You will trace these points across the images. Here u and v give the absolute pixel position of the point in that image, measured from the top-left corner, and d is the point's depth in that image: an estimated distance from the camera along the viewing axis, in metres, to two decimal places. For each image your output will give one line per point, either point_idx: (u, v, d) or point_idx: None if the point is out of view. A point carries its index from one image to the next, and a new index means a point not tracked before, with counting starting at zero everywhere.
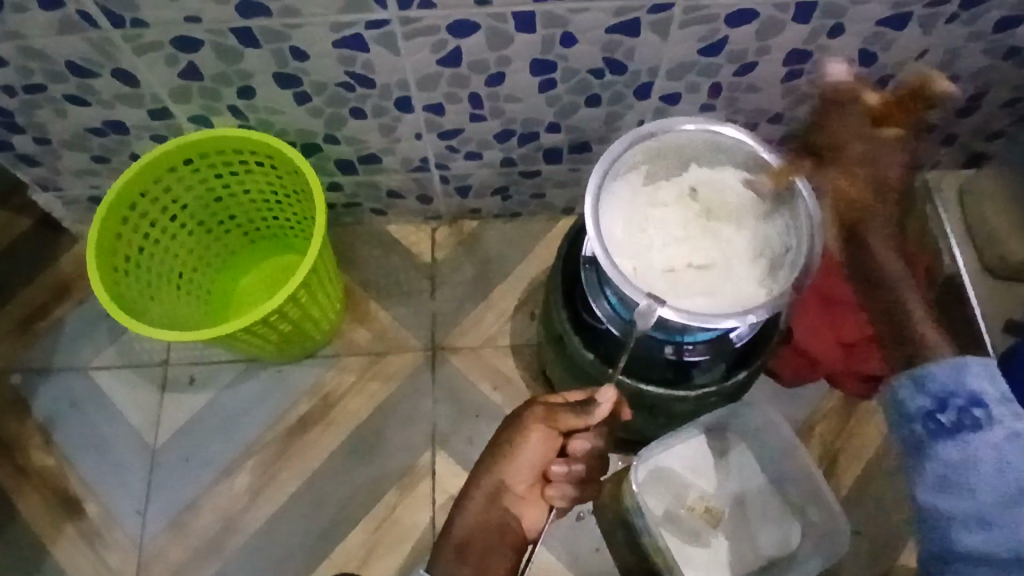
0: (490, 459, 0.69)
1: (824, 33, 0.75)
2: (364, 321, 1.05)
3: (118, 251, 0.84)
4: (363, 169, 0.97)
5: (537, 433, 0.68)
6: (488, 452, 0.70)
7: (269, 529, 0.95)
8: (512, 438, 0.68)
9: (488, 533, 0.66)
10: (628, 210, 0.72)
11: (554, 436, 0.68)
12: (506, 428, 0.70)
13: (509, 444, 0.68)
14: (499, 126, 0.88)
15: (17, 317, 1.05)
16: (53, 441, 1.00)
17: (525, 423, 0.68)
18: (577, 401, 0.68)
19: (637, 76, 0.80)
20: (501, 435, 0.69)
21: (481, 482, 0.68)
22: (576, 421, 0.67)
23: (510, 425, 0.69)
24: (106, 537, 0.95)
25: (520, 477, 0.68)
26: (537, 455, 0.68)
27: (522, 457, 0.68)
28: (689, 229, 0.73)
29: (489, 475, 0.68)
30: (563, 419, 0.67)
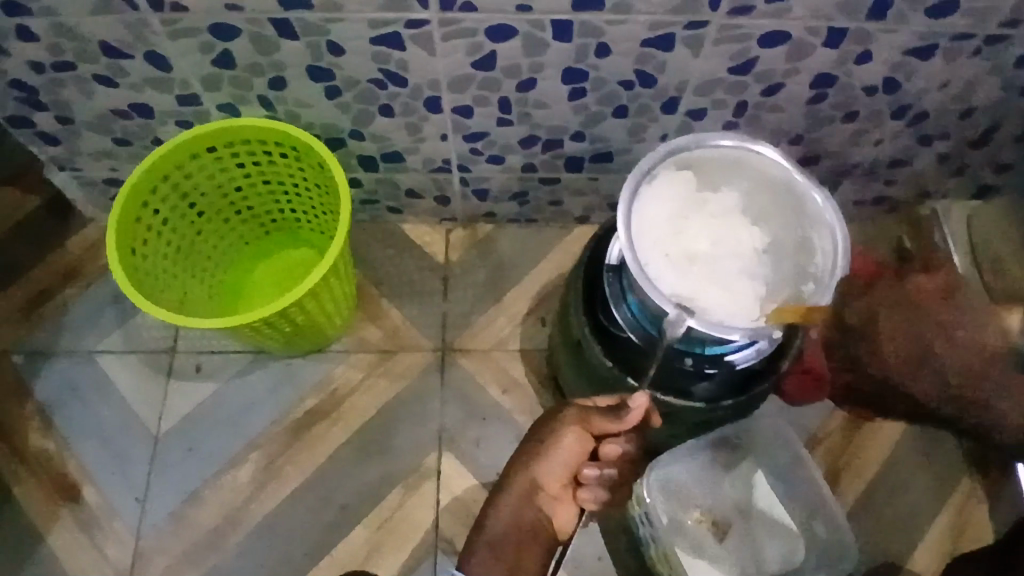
0: (526, 459, 0.70)
1: (851, 58, 0.76)
2: (376, 318, 1.05)
3: (136, 235, 0.84)
4: (385, 167, 0.97)
5: (572, 437, 0.70)
6: (523, 451, 0.71)
7: (271, 523, 0.95)
8: (546, 442, 0.70)
9: (523, 530, 0.68)
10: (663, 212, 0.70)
11: (587, 438, 0.70)
12: (541, 431, 0.71)
13: (544, 447, 0.70)
14: (525, 131, 0.89)
15: (23, 298, 1.04)
16: (54, 425, 0.98)
17: (561, 427, 0.70)
18: (608, 405, 0.70)
19: (665, 90, 0.82)
20: (535, 434, 0.71)
21: (515, 481, 0.69)
22: (608, 424, 0.69)
23: (544, 427, 0.71)
24: (104, 524, 0.94)
25: (553, 478, 0.70)
26: (572, 458, 0.70)
27: (557, 461, 0.70)
28: (724, 238, 0.71)
29: (524, 475, 0.69)
30: (597, 424, 0.69)
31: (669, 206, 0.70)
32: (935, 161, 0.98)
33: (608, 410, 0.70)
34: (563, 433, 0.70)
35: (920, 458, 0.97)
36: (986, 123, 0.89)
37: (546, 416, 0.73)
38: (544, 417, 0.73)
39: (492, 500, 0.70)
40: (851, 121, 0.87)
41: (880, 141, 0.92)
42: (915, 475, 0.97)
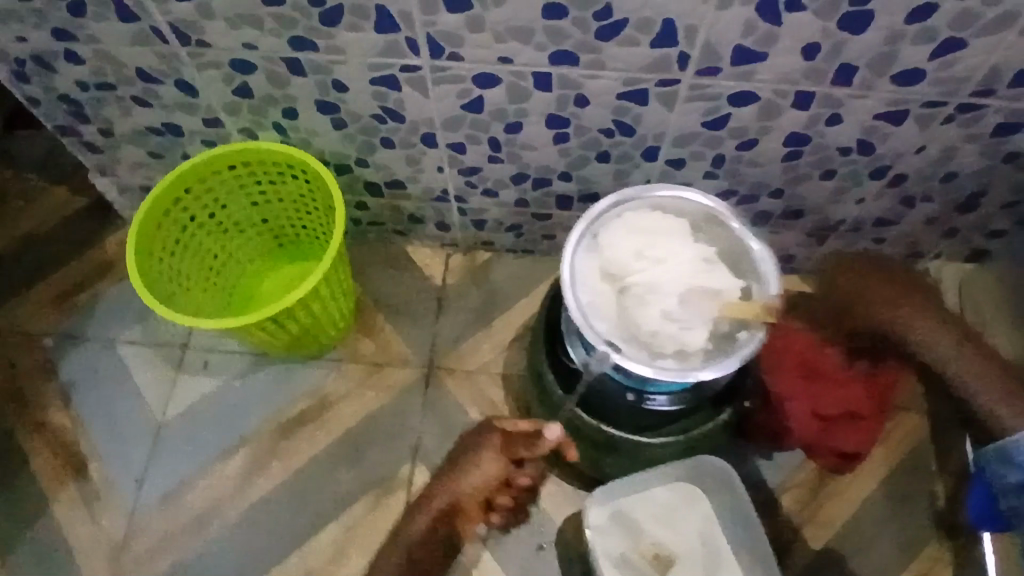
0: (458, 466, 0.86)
1: (822, 121, 0.80)
2: (370, 333, 1.12)
3: (156, 238, 0.93)
4: (388, 192, 1.04)
5: (496, 455, 0.83)
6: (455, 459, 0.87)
7: (250, 516, 1.01)
8: (475, 454, 0.84)
9: (432, 540, 0.89)
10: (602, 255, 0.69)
11: (506, 463, 0.84)
12: (471, 445, 0.86)
13: (473, 458, 0.85)
14: (515, 169, 0.95)
15: (59, 287, 1.15)
16: (71, 404, 1.08)
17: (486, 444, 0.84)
18: (529, 432, 0.82)
19: (644, 140, 0.86)
20: (465, 452, 0.85)
21: (440, 498, 0.86)
22: (526, 451, 0.82)
23: (473, 442, 0.86)
24: (104, 499, 1.03)
25: (470, 502, 0.85)
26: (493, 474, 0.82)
27: (482, 474, 0.83)
28: (663, 274, 0.69)
29: (456, 478, 0.86)
30: (516, 449, 0.83)
31: (611, 247, 0.69)
32: (922, 224, 0.99)
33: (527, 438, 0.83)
34: (489, 449, 0.84)
35: (883, 520, 0.98)
36: (969, 190, 0.91)
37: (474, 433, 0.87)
38: (474, 435, 0.87)
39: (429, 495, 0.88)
40: (830, 179, 0.90)
41: (862, 200, 0.94)
42: (877, 537, 0.98)
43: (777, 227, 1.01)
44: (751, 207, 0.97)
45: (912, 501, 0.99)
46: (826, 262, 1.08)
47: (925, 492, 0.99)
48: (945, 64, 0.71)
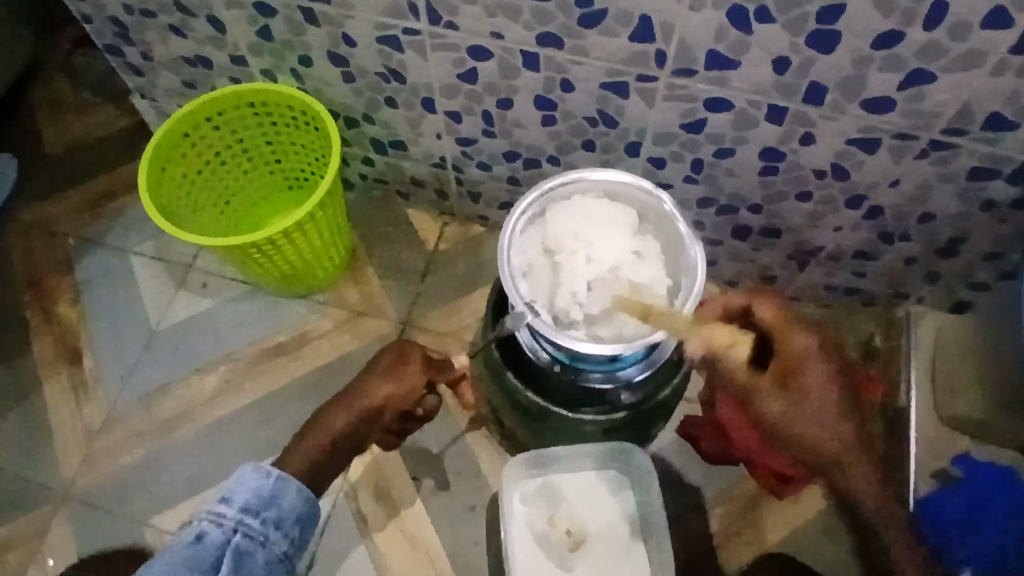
0: (382, 377, 0.85)
1: (796, 138, 0.81)
2: (357, 282, 1.18)
3: (172, 158, 1.02)
4: (392, 152, 1.10)
5: (421, 370, 0.86)
6: (374, 371, 0.86)
7: (214, 429, 1.09)
8: (402, 366, 0.86)
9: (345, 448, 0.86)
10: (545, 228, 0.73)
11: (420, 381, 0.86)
12: (393, 358, 0.87)
13: (398, 370, 0.86)
14: (507, 145, 1.00)
15: (92, 195, 1.26)
16: (81, 300, 1.18)
17: (412, 359, 0.86)
18: (441, 359, 0.88)
19: (627, 134, 0.89)
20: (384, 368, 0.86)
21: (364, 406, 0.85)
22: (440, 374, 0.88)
23: (395, 355, 0.87)
24: (91, 390, 1.12)
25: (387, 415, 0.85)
26: (414, 387, 0.85)
27: (405, 384, 0.85)
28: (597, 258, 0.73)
29: (382, 388, 0.85)
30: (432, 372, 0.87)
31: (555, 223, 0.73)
32: (901, 262, 0.99)
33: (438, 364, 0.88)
34: (414, 363, 0.86)
35: (808, 547, 1.00)
36: (946, 234, 0.91)
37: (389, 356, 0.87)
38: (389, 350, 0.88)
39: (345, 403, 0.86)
40: (806, 200, 0.91)
41: (839, 228, 0.95)
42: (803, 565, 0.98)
43: (757, 243, 1.02)
44: (730, 218, 0.99)
45: (841, 533, 1.01)
46: (805, 288, 1.09)
47: None
48: (914, 95, 0.72)
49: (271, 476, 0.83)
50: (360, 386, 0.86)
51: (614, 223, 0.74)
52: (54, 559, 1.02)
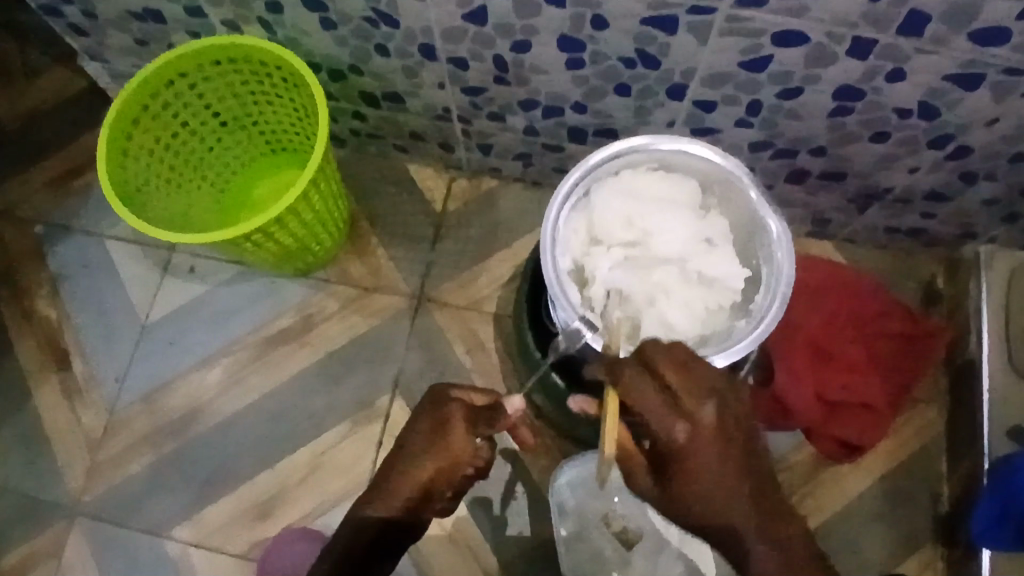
0: (421, 452, 0.66)
1: (880, 75, 0.68)
2: (361, 255, 1.06)
3: (133, 136, 0.87)
4: (386, 105, 0.95)
5: (466, 434, 0.66)
6: (411, 444, 0.66)
7: (224, 428, 1.01)
8: (442, 434, 0.66)
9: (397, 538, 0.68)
10: (598, 216, 0.66)
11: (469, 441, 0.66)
12: (430, 423, 0.67)
13: (438, 439, 0.66)
14: (523, 94, 0.84)
15: (54, 174, 1.11)
16: (59, 295, 1.07)
17: (453, 421, 0.66)
18: (485, 404, 0.68)
19: (670, 76, 0.74)
20: (421, 433, 0.67)
21: (404, 485, 0.66)
22: (487, 426, 0.67)
23: (433, 418, 0.67)
24: (85, 394, 1.03)
25: (441, 488, 0.66)
26: (461, 455, 0.66)
27: (450, 457, 0.66)
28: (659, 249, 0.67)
29: (424, 469, 0.65)
30: (474, 426, 0.67)
31: (610, 210, 0.66)
32: (982, 202, 0.86)
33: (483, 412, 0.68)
34: (456, 427, 0.66)
35: (877, 518, 0.92)
36: None
37: (421, 415, 0.68)
38: (424, 409, 0.68)
39: (379, 493, 0.67)
40: (882, 141, 0.78)
41: (916, 169, 0.82)
42: (869, 534, 0.92)
43: (815, 187, 0.89)
44: (787, 162, 0.85)
45: (912, 501, 0.92)
46: (865, 231, 0.97)
47: (927, 494, 0.93)
48: None
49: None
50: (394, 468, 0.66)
51: (676, 204, 0.66)
52: None
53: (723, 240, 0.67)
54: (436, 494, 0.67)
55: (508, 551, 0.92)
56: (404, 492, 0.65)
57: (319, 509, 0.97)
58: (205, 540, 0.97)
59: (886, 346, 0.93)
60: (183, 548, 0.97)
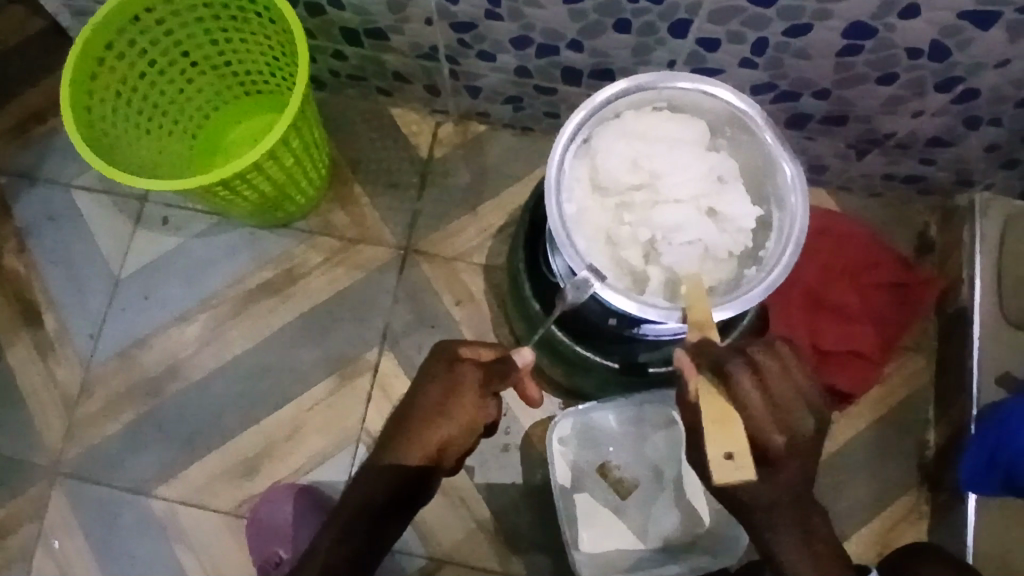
0: (434, 416, 0.65)
1: (894, 12, 0.65)
2: (345, 204, 1.01)
3: (97, 76, 0.81)
4: (369, 43, 0.89)
5: (479, 396, 0.65)
6: (423, 408, 0.65)
7: (208, 382, 0.98)
8: (455, 397, 0.65)
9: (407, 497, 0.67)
10: (603, 162, 0.63)
11: (481, 400, 0.65)
12: (442, 385, 0.65)
13: (451, 402, 0.65)
14: (516, 30, 0.80)
15: (13, 120, 1.04)
16: (25, 248, 1.02)
17: (466, 384, 0.65)
18: (494, 359, 0.66)
19: (674, 11, 0.70)
20: (431, 395, 0.65)
21: (416, 449, 0.65)
22: (498, 383, 0.65)
23: (444, 381, 0.65)
24: (59, 351, 0.99)
25: (452, 450, 0.65)
26: (474, 414, 0.65)
27: (464, 420, 0.65)
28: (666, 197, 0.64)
29: (438, 432, 0.65)
30: (485, 383, 0.65)
31: (615, 157, 0.63)
32: (983, 148, 0.85)
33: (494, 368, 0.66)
34: (470, 391, 0.65)
35: (864, 464, 0.93)
36: None
37: (431, 374, 0.66)
38: (433, 371, 0.66)
39: (392, 457, 0.66)
40: (889, 83, 0.75)
41: (920, 114, 0.80)
42: (857, 479, 0.92)
43: (815, 133, 0.87)
44: (789, 106, 0.83)
45: (901, 448, 0.93)
46: (862, 178, 0.95)
47: (914, 441, 0.94)
48: None
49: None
50: (406, 433, 0.65)
51: (684, 147, 0.64)
52: (57, 539, 0.94)
53: (733, 183, 0.64)
54: (448, 456, 0.66)
55: (501, 504, 0.91)
56: (415, 456, 0.65)
57: (307, 464, 0.95)
58: (191, 498, 0.95)
59: (881, 295, 0.93)
60: (169, 505, 0.95)
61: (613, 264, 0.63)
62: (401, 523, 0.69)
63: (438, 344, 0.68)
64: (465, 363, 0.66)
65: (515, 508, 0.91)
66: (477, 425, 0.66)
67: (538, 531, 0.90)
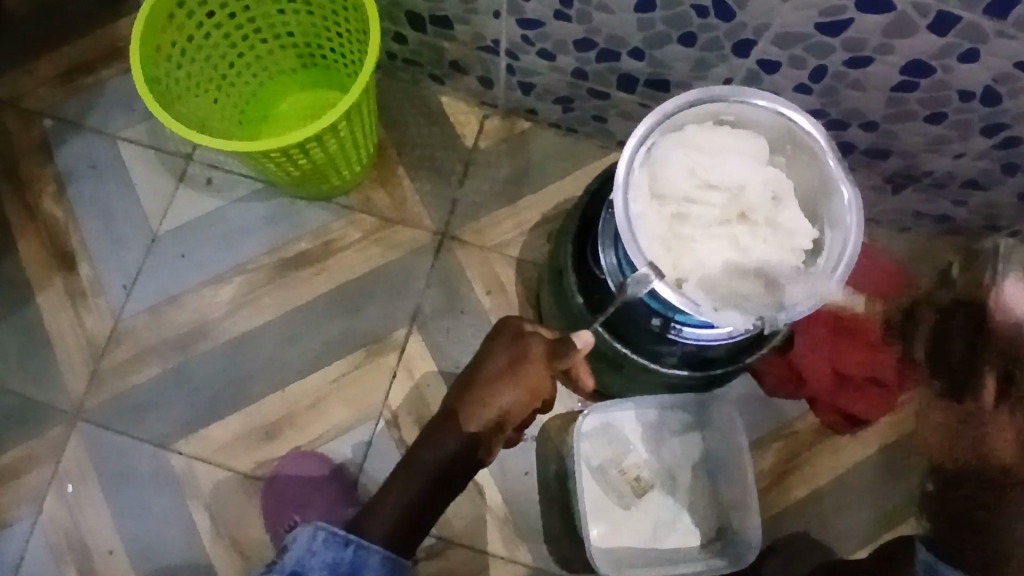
0: (500, 381, 0.72)
1: (955, 54, 0.68)
2: (387, 184, 1.03)
3: (166, 32, 0.83)
4: (433, 30, 0.91)
5: (545, 366, 0.72)
6: (492, 375, 0.72)
7: (236, 344, 0.99)
8: (521, 366, 0.72)
9: (466, 459, 0.74)
10: (666, 169, 0.65)
11: (542, 374, 0.72)
12: (509, 354, 0.73)
13: (518, 370, 0.72)
14: (581, 32, 0.82)
15: (66, 67, 1.05)
16: (67, 194, 1.03)
17: (533, 353, 0.72)
18: (557, 339, 0.72)
19: (741, 30, 0.73)
20: (499, 364, 0.72)
21: (481, 413, 0.72)
22: (558, 361, 0.72)
23: (512, 350, 0.73)
24: (91, 299, 1.00)
25: (514, 417, 0.72)
26: (538, 385, 0.72)
27: (528, 390, 0.71)
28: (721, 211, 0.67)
29: (505, 397, 0.71)
30: (547, 358, 0.72)
31: (678, 166, 0.65)
32: (1016, 194, 0.87)
33: (556, 346, 0.72)
34: (536, 360, 0.72)
35: (868, 489, 0.96)
36: None
37: (500, 345, 0.73)
38: (501, 342, 0.74)
39: (458, 417, 0.73)
40: (935, 123, 0.79)
41: (960, 155, 0.83)
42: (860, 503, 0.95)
43: (855, 163, 0.90)
44: (835, 134, 0.85)
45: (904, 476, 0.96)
46: (893, 212, 0.97)
47: (918, 470, 0.96)
48: None
49: (348, 547, 0.71)
50: (472, 397, 0.72)
51: (744, 163, 0.66)
52: (72, 483, 0.95)
53: (790, 203, 0.67)
54: (511, 422, 0.73)
55: (514, 494, 0.93)
56: (482, 417, 0.72)
57: (326, 435, 0.97)
58: (207, 456, 0.96)
59: None
60: (186, 461, 0.96)
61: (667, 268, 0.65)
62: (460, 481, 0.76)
63: (507, 319, 0.76)
64: (528, 338, 0.73)
65: (528, 498, 0.92)
66: (537, 396, 0.72)
67: (547, 523, 0.92)
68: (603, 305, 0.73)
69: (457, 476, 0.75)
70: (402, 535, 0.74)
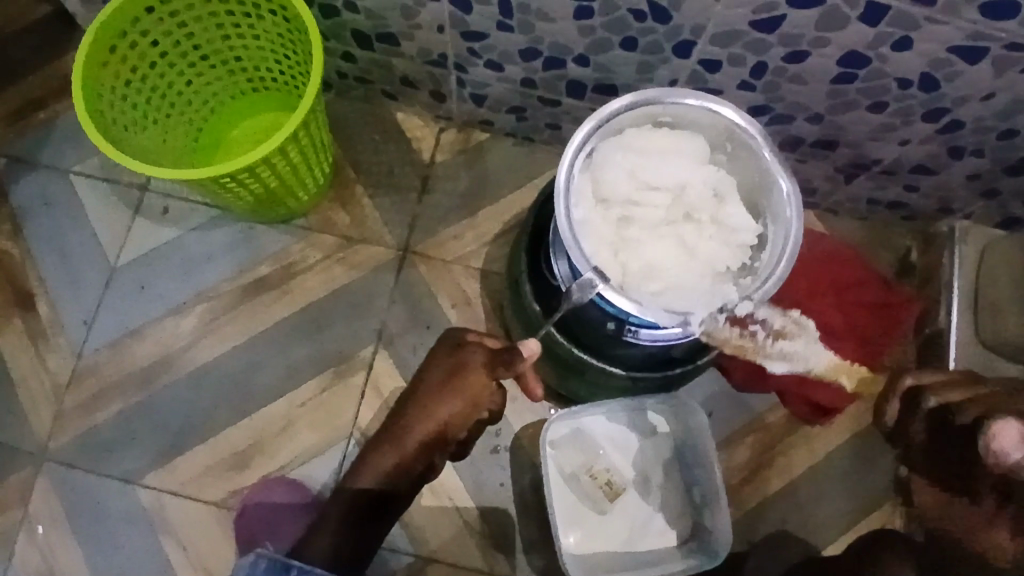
0: (440, 392, 0.74)
1: (889, 43, 0.69)
2: (345, 203, 1.03)
3: (108, 63, 0.82)
4: (380, 47, 0.91)
5: (485, 374, 0.72)
6: (431, 387, 0.74)
7: (200, 374, 0.98)
8: (460, 376, 0.73)
9: (410, 473, 0.76)
10: (607, 174, 0.66)
11: (482, 383, 0.72)
12: (448, 366, 0.74)
13: (456, 380, 0.73)
14: (525, 41, 0.82)
15: (14, 104, 1.04)
16: (21, 232, 1.02)
17: (471, 363, 0.73)
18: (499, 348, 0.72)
19: (679, 31, 0.73)
20: (439, 376, 0.74)
21: (422, 424, 0.74)
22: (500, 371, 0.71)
23: (452, 361, 0.74)
24: (51, 338, 0.99)
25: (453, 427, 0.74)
26: (478, 395, 0.73)
27: (468, 399, 0.73)
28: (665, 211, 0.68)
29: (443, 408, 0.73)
30: (486, 367, 0.72)
31: (619, 171, 0.66)
32: (965, 177, 0.88)
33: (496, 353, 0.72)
34: (475, 369, 0.72)
35: (841, 478, 0.96)
36: None
37: (441, 356, 0.75)
38: (442, 353, 0.75)
39: (399, 431, 0.76)
40: (878, 112, 0.80)
41: (907, 142, 0.84)
42: (835, 491, 0.95)
43: (805, 155, 0.91)
44: (783, 128, 0.86)
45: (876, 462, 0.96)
46: (848, 202, 0.98)
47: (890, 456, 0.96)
48: None
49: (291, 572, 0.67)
50: (414, 410, 0.75)
51: (684, 164, 0.67)
52: (41, 525, 0.94)
53: (733, 200, 0.68)
54: (452, 433, 0.74)
55: (489, 508, 0.92)
56: (422, 429, 0.74)
57: (297, 460, 0.96)
58: (178, 489, 0.95)
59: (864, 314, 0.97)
60: (156, 495, 0.95)
61: (616, 272, 0.65)
62: (406, 495, 0.78)
63: (449, 330, 0.77)
64: (468, 348, 0.73)
65: (503, 511, 0.92)
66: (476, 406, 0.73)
67: (524, 534, 0.92)
68: (557, 311, 0.73)
69: (401, 488, 0.77)
70: (349, 557, 0.75)
